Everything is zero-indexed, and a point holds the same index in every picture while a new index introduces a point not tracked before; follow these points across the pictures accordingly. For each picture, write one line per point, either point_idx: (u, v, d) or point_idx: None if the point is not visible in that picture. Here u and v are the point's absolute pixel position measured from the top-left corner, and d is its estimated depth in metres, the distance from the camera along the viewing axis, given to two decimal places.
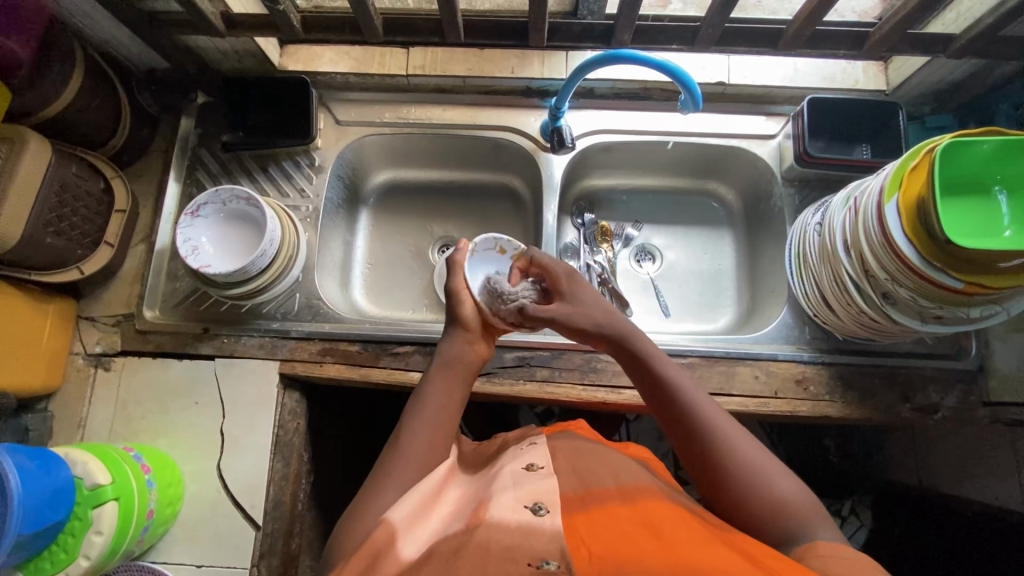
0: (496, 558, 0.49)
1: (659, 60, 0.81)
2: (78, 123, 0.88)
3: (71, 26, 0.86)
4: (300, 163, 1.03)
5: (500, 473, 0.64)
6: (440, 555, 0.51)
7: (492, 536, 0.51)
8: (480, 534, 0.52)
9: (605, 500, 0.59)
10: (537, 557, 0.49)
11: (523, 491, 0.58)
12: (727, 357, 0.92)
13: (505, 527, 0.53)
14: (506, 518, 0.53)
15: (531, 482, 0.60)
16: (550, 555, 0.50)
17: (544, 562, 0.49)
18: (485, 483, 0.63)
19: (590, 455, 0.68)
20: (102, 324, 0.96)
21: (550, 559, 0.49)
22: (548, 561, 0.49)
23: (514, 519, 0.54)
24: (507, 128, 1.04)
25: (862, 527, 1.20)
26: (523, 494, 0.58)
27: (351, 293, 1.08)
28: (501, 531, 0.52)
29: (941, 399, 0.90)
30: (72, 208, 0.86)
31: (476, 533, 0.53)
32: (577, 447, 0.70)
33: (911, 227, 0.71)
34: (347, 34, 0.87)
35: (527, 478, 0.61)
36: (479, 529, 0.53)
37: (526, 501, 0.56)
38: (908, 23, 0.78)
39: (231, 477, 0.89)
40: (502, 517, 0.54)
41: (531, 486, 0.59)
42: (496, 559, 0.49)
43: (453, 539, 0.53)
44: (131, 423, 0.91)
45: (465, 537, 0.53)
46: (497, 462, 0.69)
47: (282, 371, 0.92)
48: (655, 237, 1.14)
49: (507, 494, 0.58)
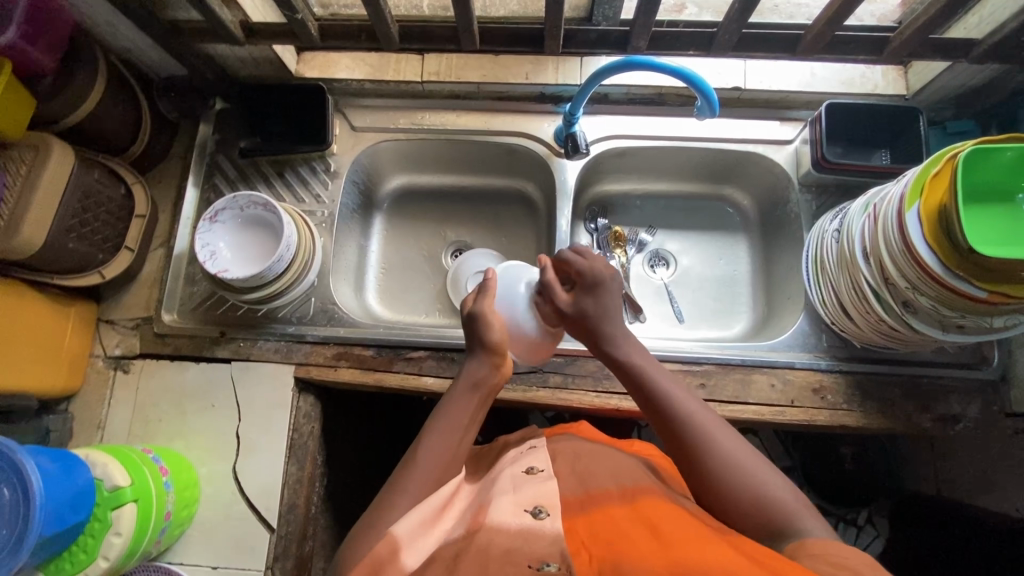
0: (497, 560, 0.50)
1: (675, 67, 0.80)
2: (99, 130, 0.90)
3: (92, 34, 0.88)
4: (317, 168, 1.04)
5: (501, 476, 0.65)
6: (441, 561, 0.52)
7: (492, 540, 0.52)
8: (479, 539, 0.53)
9: (605, 503, 0.60)
10: (538, 559, 0.50)
11: (524, 494, 0.59)
12: (743, 364, 0.91)
13: (504, 531, 0.54)
14: (506, 522, 0.54)
15: (531, 484, 0.60)
16: (550, 558, 0.51)
17: (545, 564, 0.50)
18: (487, 486, 0.64)
19: (591, 455, 0.69)
20: (121, 327, 0.97)
21: (550, 562, 0.50)
22: (549, 564, 0.50)
23: (514, 523, 0.54)
24: (522, 133, 1.04)
25: (879, 537, 1.21)
26: (523, 498, 0.58)
27: (365, 297, 1.09)
28: (503, 535, 0.53)
29: (963, 409, 0.89)
30: (94, 213, 0.88)
31: (476, 537, 0.53)
32: (579, 448, 0.71)
33: (933, 235, 0.70)
34: (364, 42, 0.88)
35: (526, 481, 0.61)
36: (480, 532, 0.54)
37: (526, 505, 0.57)
38: (929, 28, 0.77)
39: (247, 480, 0.89)
40: (502, 522, 0.54)
41: (531, 489, 0.59)
42: (496, 562, 0.49)
43: (456, 543, 0.54)
44: (149, 425, 0.92)
45: (466, 541, 0.54)
46: (497, 467, 0.71)
47: (297, 375, 0.93)
48: (669, 242, 1.13)
49: (506, 497, 0.59)
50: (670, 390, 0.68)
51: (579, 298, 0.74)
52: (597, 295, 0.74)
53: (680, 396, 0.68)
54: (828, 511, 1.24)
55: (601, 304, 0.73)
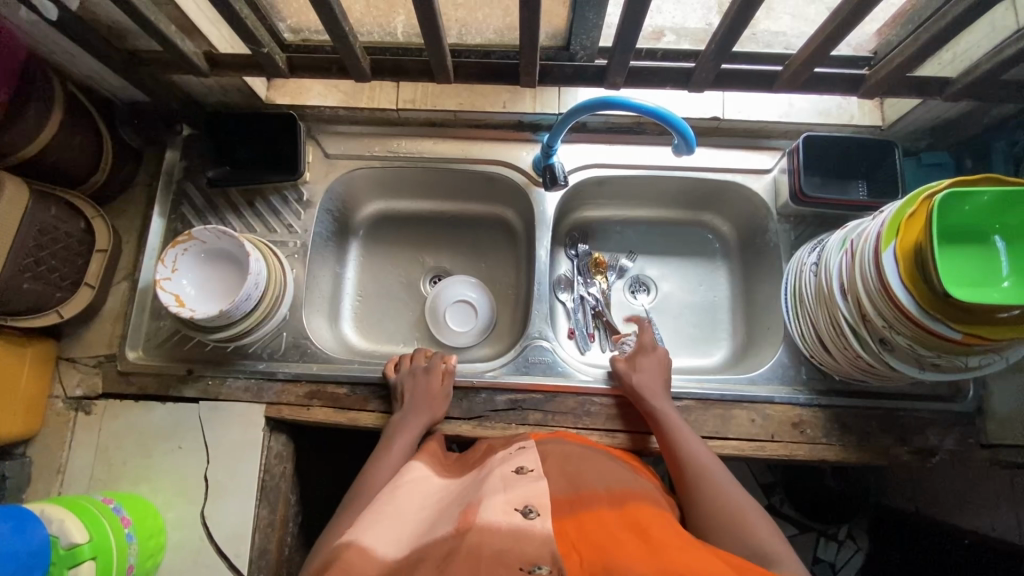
0: (488, 561, 0.47)
1: (651, 106, 0.79)
2: (56, 163, 0.85)
3: (49, 62, 0.83)
4: (288, 198, 1.01)
5: (489, 476, 0.64)
6: (433, 559, 0.50)
7: (484, 540, 0.50)
8: (471, 536, 0.51)
9: (592, 503, 0.60)
10: (529, 561, 0.48)
11: (514, 493, 0.58)
12: (723, 400, 0.91)
13: (494, 530, 0.52)
14: (497, 521, 0.53)
15: (521, 486, 0.60)
16: (542, 560, 0.48)
17: (535, 566, 0.47)
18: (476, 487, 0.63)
19: (579, 459, 0.69)
20: (82, 366, 0.93)
21: (541, 564, 0.48)
22: (540, 566, 0.48)
23: (505, 522, 0.53)
24: (500, 161, 1.02)
25: (859, 551, 1.19)
26: (514, 497, 0.57)
27: (341, 327, 1.06)
28: (493, 533, 0.51)
29: (939, 441, 0.89)
30: (51, 250, 0.83)
31: (468, 535, 0.51)
32: (567, 451, 0.71)
33: (909, 276, 0.69)
34: (334, 74, 0.85)
35: (518, 480, 0.61)
36: (470, 532, 0.52)
37: (517, 505, 0.56)
38: (904, 69, 0.76)
39: (216, 525, 0.86)
40: (492, 520, 0.53)
41: (523, 490, 0.59)
42: (487, 562, 0.47)
43: (444, 544, 0.52)
44: (112, 470, 0.89)
45: (456, 541, 0.51)
46: (488, 464, 0.71)
47: (267, 415, 0.90)
48: (650, 268, 1.12)
49: (497, 496, 0.58)
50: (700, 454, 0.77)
51: (637, 358, 0.90)
52: (653, 360, 0.90)
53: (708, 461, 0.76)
54: (809, 527, 1.22)
55: (654, 367, 0.89)
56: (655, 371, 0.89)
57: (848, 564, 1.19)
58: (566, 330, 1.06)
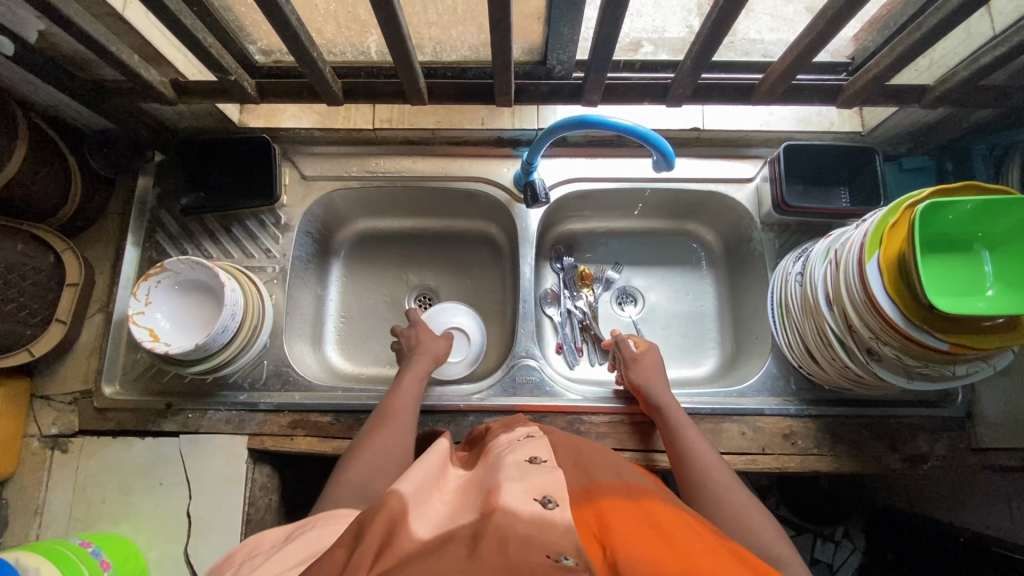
0: (517, 545, 0.40)
1: (629, 124, 0.78)
2: (22, 197, 0.82)
3: (11, 94, 0.81)
4: (266, 222, 0.99)
5: (501, 464, 0.57)
6: (459, 540, 0.42)
7: (511, 524, 0.43)
8: (494, 519, 0.44)
9: (609, 492, 0.53)
10: (554, 550, 0.41)
11: (532, 485, 0.50)
12: (713, 414, 0.90)
13: (519, 516, 0.45)
14: (518, 508, 0.45)
15: (538, 474, 0.53)
16: (567, 550, 0.41)
17: (562, 557, 0.40)
18: (490, 471, 0.57)
19: (589, 451, 0.65)
20: (58, 404, 0.91)
21: (568, 554, 0.40)
22: (566, 557, 0.40)
23: (527, 511, 0.46)
24: (480, 178, 1.01)
25: (855, 551, 1.18)
26: (532, 487, 0.50)
27: (324, 351, 1.04)
28: (516, 519, 0.44)
29: (930, 448, 0.89)
30: (19, 287, 0.81)
31: (490, 519, 0.44)
32: (577, 442, 0.67)
33: (894, 287, 0.69)
34: (305, 98, 0.84)
35: (533, 469, 0.54)
36: (495, 514, 0.45)
37: (535, 495, 0.49)
38: (881, 79, 0.76)
39: (199, 563, 0.84)
40: (516, 506, 0.46)
41: (538, 480, 0.51)
42: (516, 547, 0.40)
43: (468, 527, 0.45)
44: (91, 509, 0.86)
45: (481, 524, 0.44)
46: (494, 452, 0.64)
47: (250, 446, 0.88)
48: (636, 279, 1.11)
49: (514, 484, 0.50)
50: (711, 461, 0.74)
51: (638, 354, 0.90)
52: (651, 356, 0.90)
53: (718, 468, 0.73)
54: (804, 528, 1.21)
55: (654, 365, 0.89)
56: (655, 367, 0.89)
57: (845, 564, 1.18)
58: (553, 345, 1.05)
